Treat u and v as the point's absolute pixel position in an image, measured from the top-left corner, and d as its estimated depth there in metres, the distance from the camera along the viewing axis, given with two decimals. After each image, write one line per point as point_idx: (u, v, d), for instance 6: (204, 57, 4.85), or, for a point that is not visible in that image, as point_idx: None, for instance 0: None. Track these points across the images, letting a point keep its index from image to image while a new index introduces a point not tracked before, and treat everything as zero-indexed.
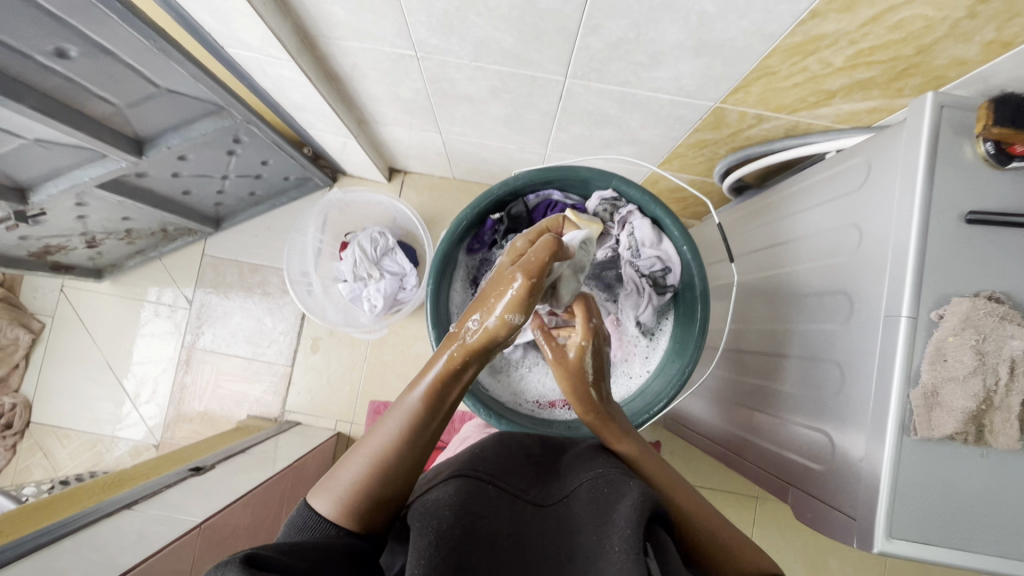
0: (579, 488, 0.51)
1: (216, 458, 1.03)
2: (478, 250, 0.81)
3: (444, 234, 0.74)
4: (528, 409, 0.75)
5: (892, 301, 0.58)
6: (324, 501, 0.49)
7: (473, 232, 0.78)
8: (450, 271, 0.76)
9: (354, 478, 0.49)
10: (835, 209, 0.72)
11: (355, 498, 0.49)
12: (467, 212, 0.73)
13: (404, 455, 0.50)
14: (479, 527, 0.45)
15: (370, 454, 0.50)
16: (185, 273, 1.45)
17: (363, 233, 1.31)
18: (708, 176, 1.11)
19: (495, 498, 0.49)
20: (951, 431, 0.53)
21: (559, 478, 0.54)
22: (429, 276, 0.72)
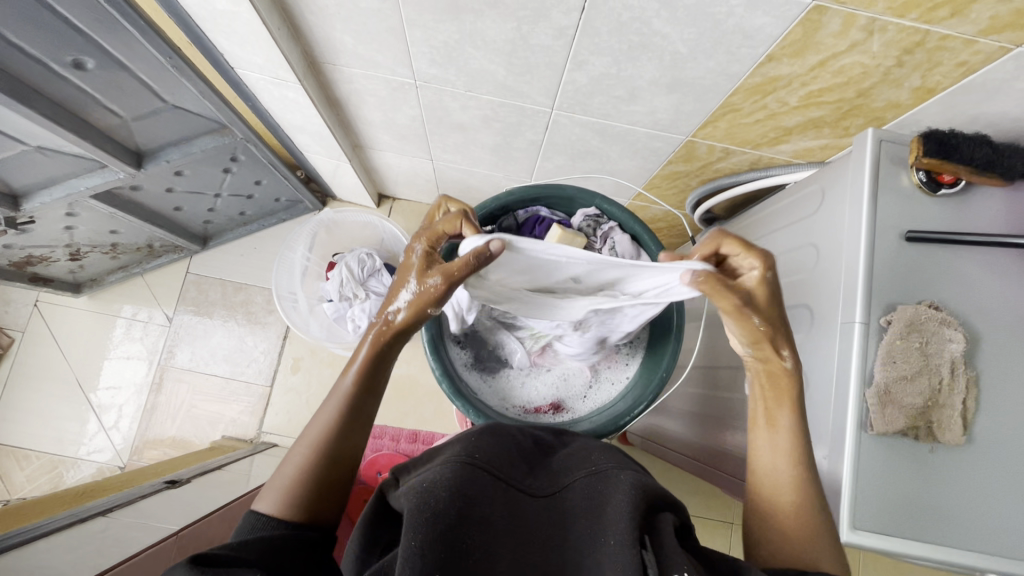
0: (576, 482, 0.53)
1: (190, 473, 1.00)
2: None
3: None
4: (514, 414, 0.77)
5: (847, 309, 0.64)
6: (268, 500, 0.53)
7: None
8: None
9: (295, 471, 0.54)
10: (795, 232, 0.80)
11: (296, 491, 0.53)
12: None
13: (336, 436, 0.56)
14: (478, 512, 0.47)
15: (309, 446, 0.55)
16: (168, 291, 1.44)
17: (351, 254, 1.34)
18: (682, 207, 1.19)
19: (490, 483, 0.50)
20: (903, 426, 0.58)
21: (552, 470, 0.56)
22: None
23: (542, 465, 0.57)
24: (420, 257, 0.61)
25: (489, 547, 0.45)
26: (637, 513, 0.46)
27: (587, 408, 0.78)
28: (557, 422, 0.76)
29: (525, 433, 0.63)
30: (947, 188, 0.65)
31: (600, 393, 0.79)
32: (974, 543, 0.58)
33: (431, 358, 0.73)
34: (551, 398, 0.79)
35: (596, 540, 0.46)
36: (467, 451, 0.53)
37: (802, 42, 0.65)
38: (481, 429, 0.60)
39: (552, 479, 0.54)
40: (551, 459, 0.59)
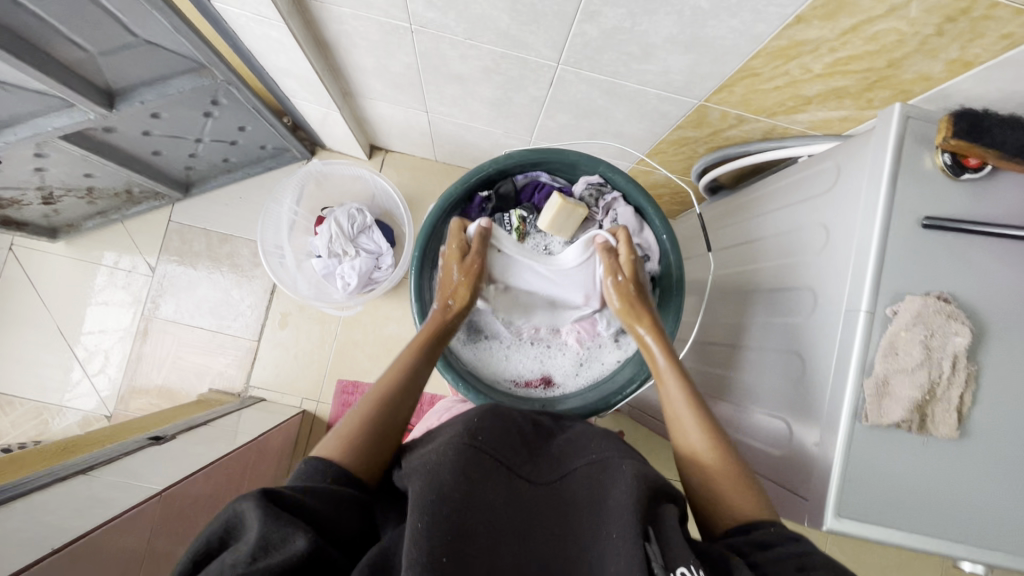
0: (577, 469, 0.53)
1: (176, 428, 1.00)
2: None
3: (432, 205, 0.75)
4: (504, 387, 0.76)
5: (853, 297, 0.62)
6: (326, 447, 0.55)
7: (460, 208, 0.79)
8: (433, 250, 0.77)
9: (355, 420, 0.58)
10: (805, 210, 0.76)
11: (355, 439, 0.56)
12: (456, 186, 0.73)
13: (394, 398, 0.61)
14: (481, 500, 0.46)
15: (369, 402, 0.60)
16: (149, 238, 1.39)
17: (341, 208, 1.30)
18: (686, 174, 1.14)
19: (491, 470, 0.50)
20: (899, 420, 0.57)
21: (552, 453, 0.56)
22: (415, 252, 0.74)
23: (542, 447, 0.57)
24: (454, 253, 0.72)
25: (490, 534, 0.46)
26: (641, 507, 0.47)
27: (578, 384, 0.77)
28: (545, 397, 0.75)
29: (524, 416, 0.62)
30: (970, 173, 0.61)
31: (592, 371, 0.77)
32: (952, 532, 0.58)
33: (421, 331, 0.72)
34: (540, 371, 0.78)
35: (596, 532, 0.48)
36: (469, 432, 0.53)
37: (836, 3, 0.59)
38: (481, 409, 0.59)
39: (553, 464, 0.54)
40: (549, 442, 0.59)
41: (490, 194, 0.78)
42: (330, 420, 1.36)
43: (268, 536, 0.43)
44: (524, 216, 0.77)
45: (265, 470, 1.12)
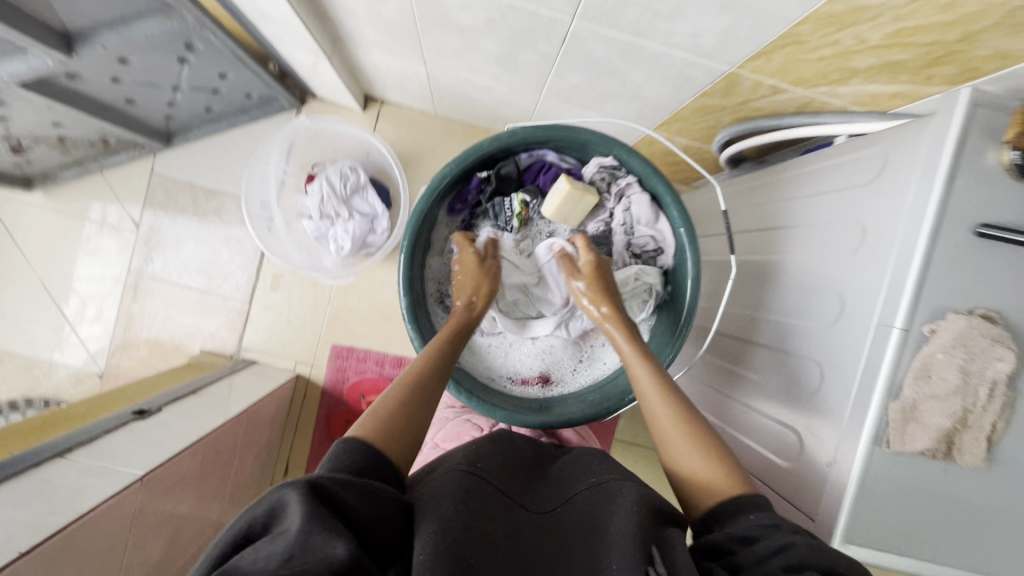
0: (578, 495, 0.53)
1: (164, 399, 0.97)
2: (461, 211, 0.78)
3: (424, 189, 0.70)
4: (501, 385, 0.75)
5: (887, 311, 0.56)
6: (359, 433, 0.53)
7: (457, 188, 0.76)
8: (424, 239, 0.74)
9: (385, 406, 0.57)
10: (838, 201, 0.68)
11: (383, 423, 0.55)
12: (452, 167, 0.70)
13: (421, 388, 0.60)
14: (479, 528, 0.45)
15: (397, 390, 0.59)
16: (132, 191, 1.31)
17: (333, 166, 1.21)
18: (706, 143, 1.05)
19: (491, 496, 0.50)
20: (924, 448, 0.53)
21: (552, 484, 0.56)
22: (405, 243, 0.70)
23: (540, 478, 0.57)
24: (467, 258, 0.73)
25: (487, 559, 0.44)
26: (642, 526, 0.46)
27: (578, 385, 0.76)
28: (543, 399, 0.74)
29: (524, 437, 0.66)
30: None
31: (588, 374, 0.76)
32: (963, 561, 0.56)
33: (409, 330, 0.70)
34: (540, 371, 0.76)
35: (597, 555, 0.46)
36: (469, 461, 0.53)
37: None
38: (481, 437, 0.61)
39: (556, 491, 0.54)
40: (550, 467, 0.60)
41: (490, 174, 0.75)
42: (325, 384, 1.35)
43: (311, 534, 0.39)
44: (528, 201, 0.75)
45: (254, 438, 1.13)
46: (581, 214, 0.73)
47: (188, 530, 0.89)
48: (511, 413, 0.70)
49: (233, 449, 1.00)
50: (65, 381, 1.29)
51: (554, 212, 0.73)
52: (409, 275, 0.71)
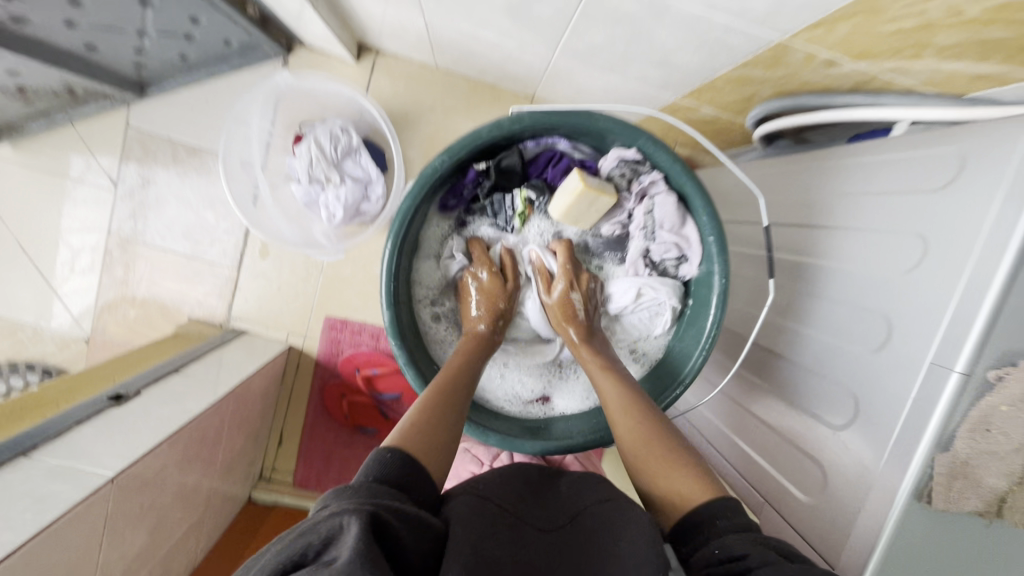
0: (585, 510, 0.56)
1: (144, 380, 0.92)
2: (455, 207, 0.74)
3: (409, 186, 0.64)
4: (500, 406, 0.72)
5: (945, 350, 0.48)
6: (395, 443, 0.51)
7: (450, 182, 0.70)
8: (410, 241, 0.68)
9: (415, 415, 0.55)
10: (895, 206, 0.59)
11: (418, 433, 0.53)
12: (444, 159, 0.63)
13: (450, 397, 0.59)
14: (486, 534, 0.47)
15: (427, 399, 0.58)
16: (106, 145, 1.21)
17: (322, 126, 1.10)
18: (739, 116, 0.93)
19: (497, 514, 0.52)
20: (973, 508, 0.47)
21: (554, 505, 0.58)
22: (389, 246, 0.64)
23: (542, 501, 0.59)
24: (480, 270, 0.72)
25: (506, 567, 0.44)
26: (648, 525, 0.48)
27: (579, 407, 0.73)
28: (541, 420, 0.71)
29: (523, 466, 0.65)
30: None
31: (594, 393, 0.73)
32: None
33: (394, 346, 0.65)
34: (537, 391, 0.73)
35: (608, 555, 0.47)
36: (477, 488, 0.57)
37: None
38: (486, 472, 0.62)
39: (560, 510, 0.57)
40: (554, 489, 0.63)
41: (489, 167, 0.69)
42: (319, 356, 1.30)
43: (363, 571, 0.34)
44: (532, 198, 0.71)
45: (245, 413, 1.09)
46: (594, 215, 0.67)
47: (173, 515, 0.86)
48: (505, 436, 0.66)
49: (219, 430, 0.97)
50: (51, 345, 1.24)
51: (563, 215, 0.67)
52: (393, 281, 0.65)
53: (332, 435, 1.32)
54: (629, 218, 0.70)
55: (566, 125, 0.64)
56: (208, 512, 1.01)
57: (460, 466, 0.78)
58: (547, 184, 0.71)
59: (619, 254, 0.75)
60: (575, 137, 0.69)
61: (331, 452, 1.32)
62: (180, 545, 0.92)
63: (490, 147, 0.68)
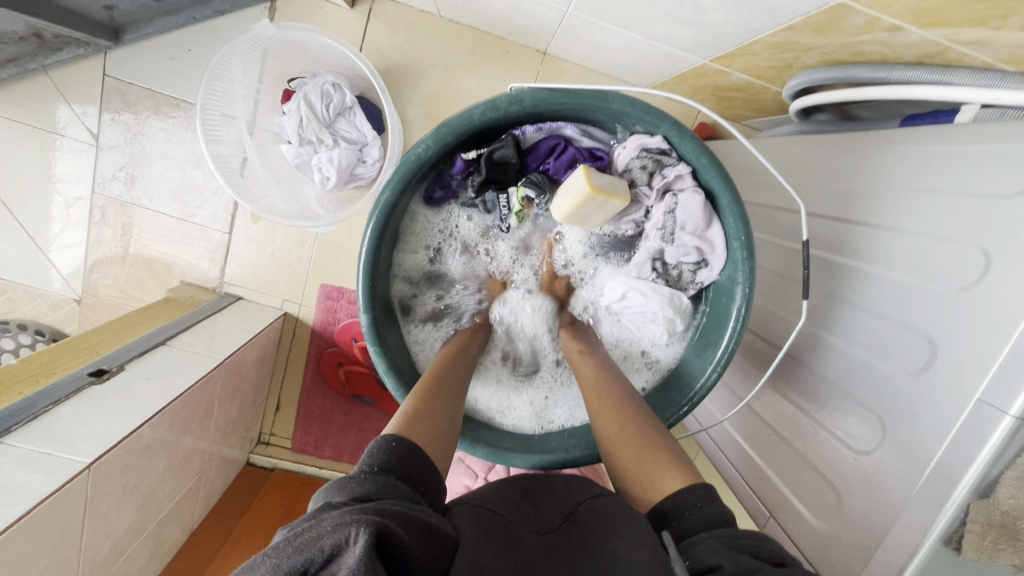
0: (582, 506, 0.51)
1: (130, 353, 0.89)
2: (442, 198, 0.66)
3: (389, 176, 0.57)
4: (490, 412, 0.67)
5: (996, 387, 0.42)
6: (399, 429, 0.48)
7: (437, 172, 0.62)
8: (392, 236, 0.62)
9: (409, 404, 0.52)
10: (952, 209, 0.51)
11: (421, 419, 0.50)
12: (431, 146, 0.56)
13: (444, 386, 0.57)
14: (476, 541, 0.42)
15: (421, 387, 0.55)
16: (83, 95, 1.12)
17: (312, 82, 1.00)
18: (773, 84, 0.83)
19: (489, 518, 0.48)
20: (1010, 561, 0.44)
21: (553, 508, 0.52)
22: (368, 241, 0.58)
23: (540, 505, 0.53)
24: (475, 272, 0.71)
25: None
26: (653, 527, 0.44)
27: (581, 418, 0.66)
28: (537, 432, 0.66)
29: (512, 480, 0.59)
30: None
31: None
32: None
33: (374, 353, 0.59)
34: (533, 402, 0.68)
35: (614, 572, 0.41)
36: (478, 496, 0.52)
37: None
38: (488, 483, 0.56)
39: (559, 506, 0.52)
40: (554, 482, 0.57)
41: (480, 156, 0.60)
42: (315, 324, 1.26)
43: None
44: (531, 196, 0.64)
45: (237, 384, 1.06)
46: (603, 216, 0.60)
47: (162, 490, 0.85)
48: (494, 449, 0.61)
49: (210, 405, 0.95)
50: (42, 305, 1.21)
51: (566, 217, 0.60)
52: (370, 283, 0.59)
53: (330, 403, 1.30)
54: (646, 216, 0.64)
55: (574, 106, 0.56)
56: (202, 481, 1.00)
57: (454, 480, 0.77)
58: (548, 177, 0.63)
59: (625, 255, 0.69)
60: (585, 121, 0.60)
61: (329, 420, 1.31)
62: (174, 515, 0.91)
63: (484, 133, 0.59)
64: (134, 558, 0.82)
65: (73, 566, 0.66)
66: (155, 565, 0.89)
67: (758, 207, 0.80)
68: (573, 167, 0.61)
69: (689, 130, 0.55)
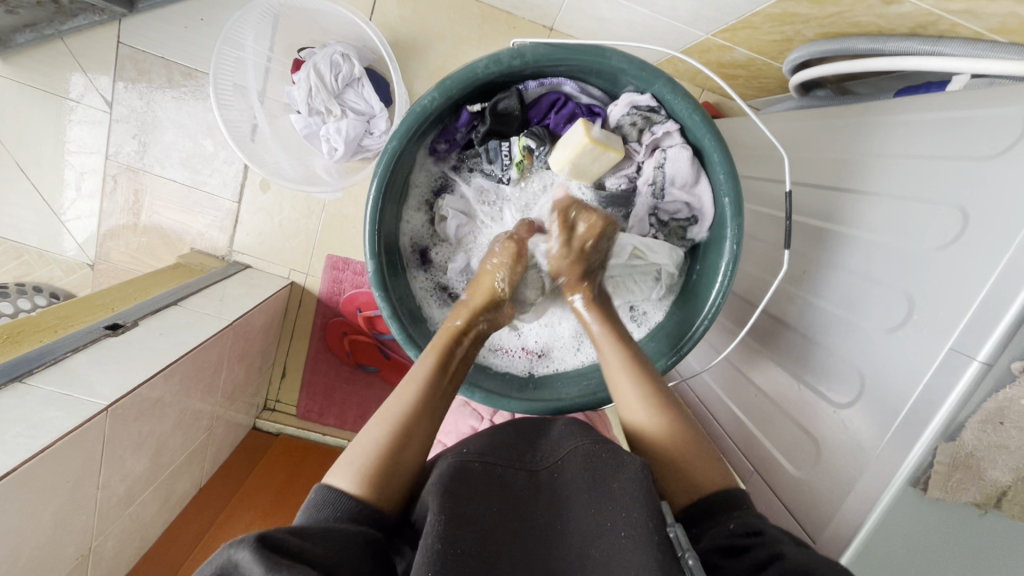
0: (578, 447, 0.51)
1: (143, 309, 0.92)
2: (447, 151, 0.68)
3: (396, 126, 0.59)
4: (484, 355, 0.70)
5: (966, 336, 0.44)
6: (344, 478, 0.49)
7: (442, 125, 0.64)
8: (398, 187, 0.64)
9: (373, 443, 0.51)
10: (938, 173, 0.53)
11: (370, 459, 0.50)
12: (437, 98, 0.58)
13: (421, 411, 0.54)
14: (468, 509, 0.45)
15: (389, 419, 0.53)
16: (98, 62, 1.15)
17: (322, 51, 1.01)
18: (774, 59, 0.84)
19: (483, 473, 0.50)
20: (971, 499, 0.46)
21: (544, 448, 0.55)
22: (374, 190, 0.60)
23: (535, 446, 0.56)
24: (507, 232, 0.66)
25: (490, 543, 0.43)
26: (649, 490, 0.45)
27: (574, 363, 0.70)
28: (531, 375, 0.70)
29: (507, 420, 0.61)
30: None
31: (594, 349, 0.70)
32: None
33: (379, 296, 0.62)
34: (523, 344, 0.72)
35: (601, 520, 0.45)
36: (476, 449, 0.53)
37: None
38: (480, 432, 0.58)
39: (552, 450, 0.53)
40: (549, 428, 0.59)
41: (484, 109, 0.63)
42: (321, 294, 1.29)
43: None
44: (532, 146, 0.65)
45: (245, 348, 1.09)
46: (597, 170, 0.63)
47: (174, 442, 0.89)
48: (491, 394, 0.64)
49: (218, 364, 0.98)
50: (56, 270, 1.24)
51: (563, 169, 0.63)
52: (377, 229, 0.61)
53: (333, 372, 1.33)
54: (637, 172, 0.67)
55: (574, 62, 0.58)
56: (211, 440, 1.04)
57: (461, 420, 0.80)
58: (549, 131, 0.66)
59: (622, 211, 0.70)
60: (583, 78, 0.63)
61: (332, 388, 1.34)
62: (183, 469, 0.95)
63: (487, 87, 0.62)
64: (148, 505, 0.86)
65: (91, 502, 0.69)
66: (166, 515, 0.92)
67: (755, 180, 0.82)
68: (572, 121, 0.64)
69: (682, 87, 0.57)
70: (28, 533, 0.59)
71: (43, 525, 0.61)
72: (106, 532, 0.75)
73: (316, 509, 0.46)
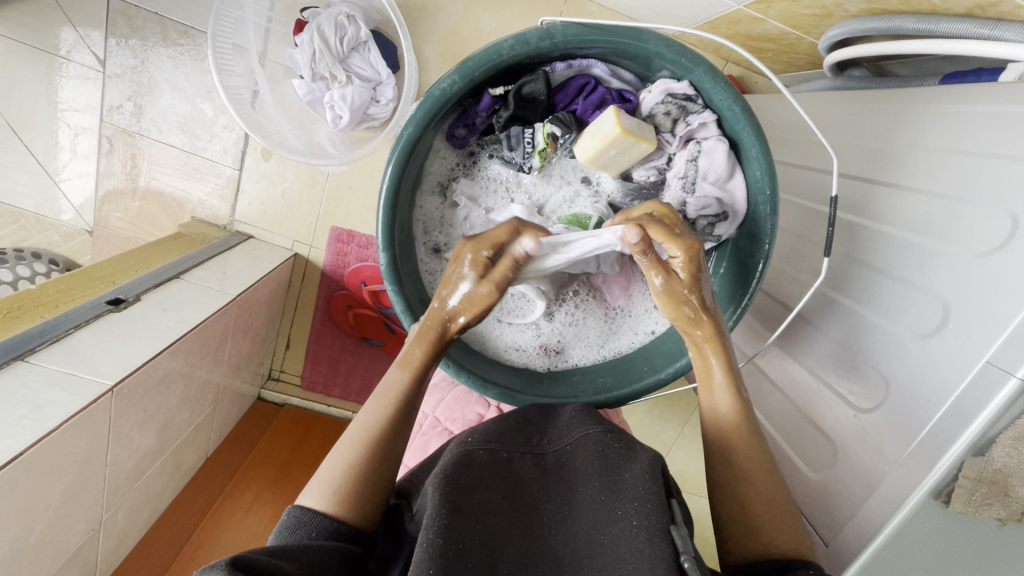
0: (590, 434, 0.51)
1: (145, 283, 0.90)
2: (466, 138, 0.65)
3: (412, 112, 0.56)
4: (497, 350, 0.68)
5: (1007, 352, 0.42)
6: (320, 498, 0.47)
7: (461, 108, 0.61)
8: (411, 175, 0.61)
9: (346, 466, 0.49)
10: (990, 173, 0.50)
11: (354, 484, 0.48)
12: (457, 83, 0.54)
13: (395, 424, 0.52)
14: (477, 499, 0.43)
15: (362, 442, 0.50)
16: (88, 17, 1.09)
17: (326, 12, 0.95)
18: (810, 34, 0.79)
19: (494, 459, 0.48)
20: (995, 515, 0.45)
21: (552, 434, 0.54)
22: (386, 184, 0.57)
23: (542, 433, 0.55)
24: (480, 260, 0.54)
25: (496, 533, 0.42)
26: (659, 485, 0.43)
27: (594, 357, 0.68)
28: (549, 371, 0.67)
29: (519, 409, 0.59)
30: None
31: (619, 342, 0.68)
32: None
33: (391, 292, 0.60)
34: (541, 341, 0.68)
35: (610, 510, 0.43)
36: (486, 434, 0.52)
37: None
38: (500, 416, 0.56)
39: (560, 437, 0.53)
40: (558, 415, 0.58)
41: (508, 93, 0.60)
42: (325, 267, 1.26)
43: None
44: (557, 134, 0.62)
45: (250, 322, 1.09)
46: (627, 161, 0.60)
47: (180, 416, 0.89)
48: (505, 390, 0.63)
49: (223, 338, 0.97)
50: (54, 235, 1.21)
51: (590, 160, 0.60)
52: (391, 222, 0.59)
53: (339, 344, 1.32)
54: (668, 164, 0.63)
55: (605, 44, 0.55)
56: (217, 412, 1.04)
57: (467, 407, 0.81)
58: (575, 117, 0.62)
59: None
60: (615, 61, 0.60)
61: (337, 361, 1.33)
62: (190, 442, 0.95)
63: (512, 69, 0.58)
64: (156, 479, 0.86)
65: (99, 480, 0.69)
66: (175, 485, 0.93)
67: (782, 166, 0.78)
68: (601, 108, 0.60)
69: (723, 76, 0.54)
70: (36, 515, 0.59)
71: (52, 505, 0.61)
72: (117, 505, 0.75)
73: (287, 533, 0.45)
